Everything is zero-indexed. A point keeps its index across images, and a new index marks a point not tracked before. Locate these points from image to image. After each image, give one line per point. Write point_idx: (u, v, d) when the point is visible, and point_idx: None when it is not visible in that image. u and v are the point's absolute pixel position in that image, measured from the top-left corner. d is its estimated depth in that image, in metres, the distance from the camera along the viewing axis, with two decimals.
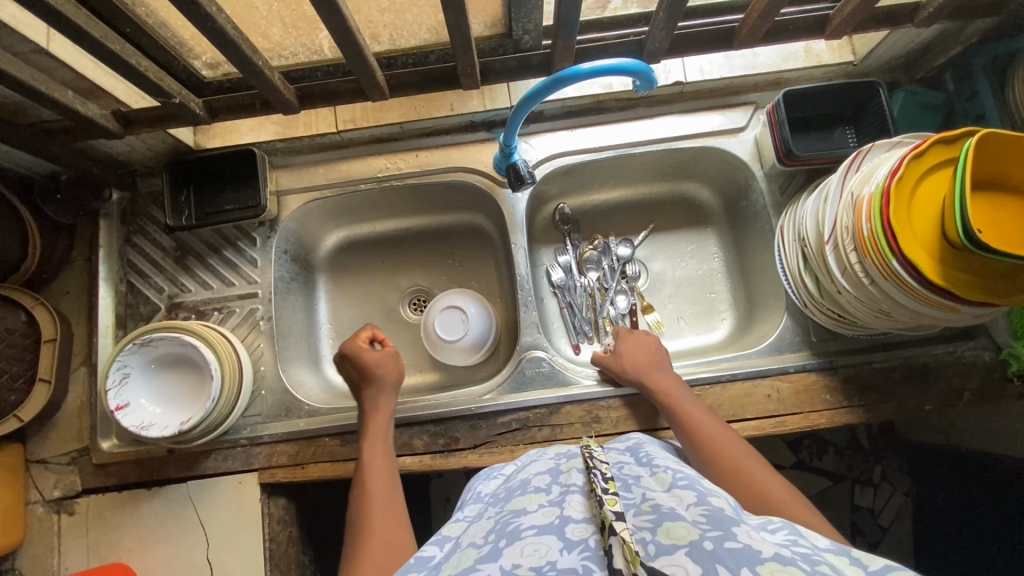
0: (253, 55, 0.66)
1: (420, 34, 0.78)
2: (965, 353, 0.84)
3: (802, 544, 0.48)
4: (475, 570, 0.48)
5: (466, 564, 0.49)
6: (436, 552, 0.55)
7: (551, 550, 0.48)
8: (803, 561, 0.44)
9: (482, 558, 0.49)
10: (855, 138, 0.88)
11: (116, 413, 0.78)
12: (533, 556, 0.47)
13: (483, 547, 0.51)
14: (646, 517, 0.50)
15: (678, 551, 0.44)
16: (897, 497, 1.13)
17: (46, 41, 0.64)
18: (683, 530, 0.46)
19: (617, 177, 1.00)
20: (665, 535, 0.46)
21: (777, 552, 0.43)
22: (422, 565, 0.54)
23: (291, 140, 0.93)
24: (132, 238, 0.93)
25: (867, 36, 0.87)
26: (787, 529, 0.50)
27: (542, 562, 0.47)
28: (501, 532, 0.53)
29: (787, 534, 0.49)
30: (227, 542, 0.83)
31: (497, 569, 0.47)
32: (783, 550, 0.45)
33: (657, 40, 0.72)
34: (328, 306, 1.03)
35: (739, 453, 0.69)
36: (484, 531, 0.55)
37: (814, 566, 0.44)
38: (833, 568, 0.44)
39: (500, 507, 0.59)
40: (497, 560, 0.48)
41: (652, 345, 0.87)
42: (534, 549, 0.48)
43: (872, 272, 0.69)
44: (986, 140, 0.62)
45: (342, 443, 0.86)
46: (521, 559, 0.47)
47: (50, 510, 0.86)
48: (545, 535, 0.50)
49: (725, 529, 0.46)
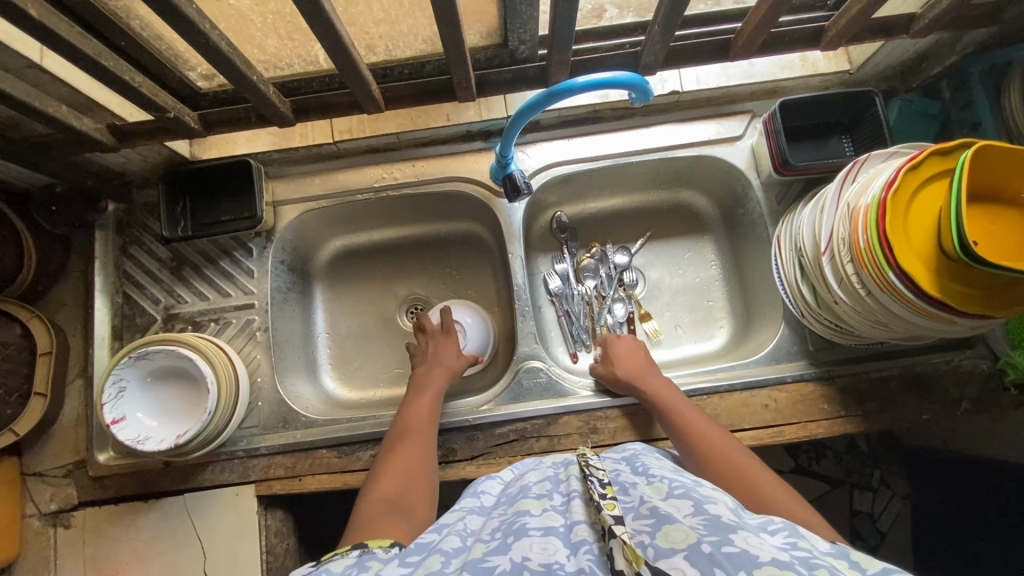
0: (248, 69, 0.66)
1: (416, 45, 0.77)
2: (963, 362, 0.84)
3: (800, 547, 0.48)
4: (485, 562, 0.48)
5: (474, 556, 0.49)
6: (435, 536, 0.56)
7: (558, 551, 0.48)
8: (800, 565, 0.44)
9: (491, 551, 0.49)
10: (850, 147, 0.89)
11: (112, 427, 0.79)
12: (543, 553, 0.48)
13: (491, 542, 0.51)
14: (644, 521, 0.50)
15: (676, 555, 0.44)
16: (896, 502, 1.12)
17: (39, 57, 0.63)
18: (680, 533, 0.47)
19: (614, 185, 1.00)
20: (663, 539, 0.47)
21: (775, 557, 0.43)
22: (423, 548, 0.54)
23: (288, 151, 0.93)
24: (128, 248, 0.92)
25: (863, 45, 0.87)
26: (785, 531, 0.50)
27: (551, 559, 0.47)
28: (508, 529, 0.52)
29: (787, 537, 0.49)
30: (223, 556, 0.83)
31: (507, 562, 0.47)
32: (780, 553, 0.45)
33: (653, 53, 0.72)
34: (326, 315, 1.03)
35: (736, 456, 0.69)
36: (490, 528, 0.55)
37: (812, 570, 0.43)
38: (832, 571, 0.44)
39: (505, 508, 0.59)
40: (507, 553, 0.48)
41: (640, 351, 0.87)
42: (542, 547, 0.49)
43: (869, 283, 0.69)
44: (982, 153, 0.62)
45: (339, 454, 0.86)
46: (530, 553, 0.48)
47: (47, 524, 0.85)
48: (550, 537, 0.50)
49: (722, 534, 0.46)
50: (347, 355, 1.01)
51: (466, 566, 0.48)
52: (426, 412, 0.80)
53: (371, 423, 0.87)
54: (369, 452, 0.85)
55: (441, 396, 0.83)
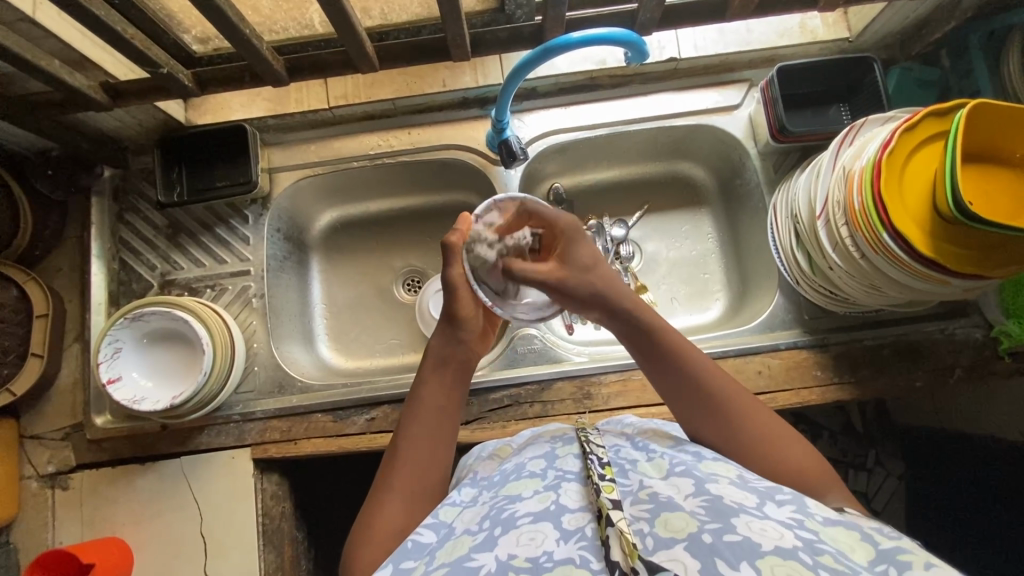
0: (241, 23, 0.66)
1: (411, 8, 0.77)
2: (957, 331, 0.85)
3: (807, 527, 0.47)
4: (471, 561, 0.48)
5: (460, 553, 0.49)
6: (431, 538, 0.54)
7: (547, 540, 0.48)
8: (804, 552, 0.43)
9: (477, 547, 0.49)
10: (849, 115, 0.88)
11: (109, 387, 0.79)
12: (529, 545, 0.48)
13: (478, 535, 0.51)
14: (643, 507, 0.49)
15: (677, 545, 0.44)
16: (891, 482, 1.08)
17: (33, 10, 0.64)
18: (681, 521, 0.46)
19: (611, 155, 0.99)
20: (663, 527, 0.46)
21: (777, 545, 0.43)
22: (419, 552, 0.53)
23: (283, 117, 0.92)
24: (125, 215, 0.93)
25: (863, 11, 0.87)
26: (794, 504, 0.50)
27: (538, 552, 0.47)
28: (496, 519, 0.52)
29: (793, 513, 0.48)
30: (220, 517, 0.84)
31: (493, 561, 0.47)
32: (784, 537, 0.44)
33: (649, 11, 0.72)
34: (322, 285, 1.03)
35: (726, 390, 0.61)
36: (478, 516, 0.54)
37: (818, 556, 0.43)
38: (837, 558, 0.43)
39: (494, 492, 0.57)
40: (492, 550, 0.48)
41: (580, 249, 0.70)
42: (530, 538, 0.48)
43: (863, 246, 0.69)
44: (979, 113, 0.63)
45: (334, 419, 0.86)
46: (517, 549, 0.48)
47: (45, 485, 0.86)
48: (540, 523, 0.50)
49: (724, 521, 0.45)
50: (344, 324, 1.01)
51: (451, 565, 0.48)
52: (443, 395, 0.67)
53: (367, 388, 0.87)
54: (365, 416, 0.86)
55: (460, 375, 0.68)
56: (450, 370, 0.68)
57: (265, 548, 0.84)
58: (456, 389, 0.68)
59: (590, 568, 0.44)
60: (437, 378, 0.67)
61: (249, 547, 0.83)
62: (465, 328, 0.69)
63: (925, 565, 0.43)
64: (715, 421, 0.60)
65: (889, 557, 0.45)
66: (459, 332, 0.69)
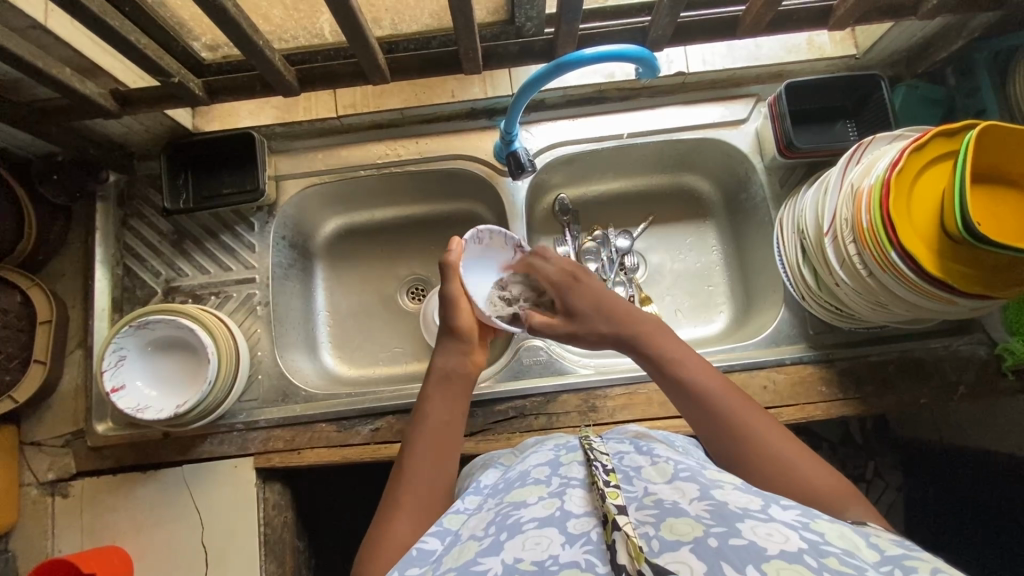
0: (254, 34, 0.66)
1: (421, 18, 0.77)
2: (961, 348, 0.85)
3: (813, 529, 0.46)
4: (477, 565, 0.47)
5: (468, 558, 0.49)
6: (436, 545, 0.54)
7: (553, 544, 0.47)
8: (809, 555, 0.42)
9: (484, 551, 0.48)
10: (855, 133, 0.88)
11: (111, 395, 0.79)
12: (535, 550, 0.47)
13: (484, 540, 0.50)
14: (648, 512, 0.48)
15: (683, 547, 0.43)
16: (889, 493, 1.12)
17: (44, 17, 0.64)
18: (686, 525, 0.45)
19: (617, 167, 1.00)
20: (668, 531, 0.45)
21: (782, 549, 0.42)
22: (423, 559, 0.52)
23: (291, 125, 0.92)
24: (129, 221, 0.92)
25: (869, 29, 0.87)
26: (799, 509, 0.49)
27: (544, 556, 0.46)
28: (502, 524, 0.52)
29: (799, 516, 0.48)
30: (222, 525, 0.83)
31: (499, 564, 0.46)
32: (789, 541, 0.44)
33: (661, 28, 0.72)
34: (326, 293, 1.02)
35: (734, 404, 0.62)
36: (484, 522, 0.54)
37: (822, 559, 0.42)
38: (842, 561, 0.42)
39: (500, 498, 0.57)
40: (499, 554, 0.48)
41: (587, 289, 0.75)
42: (536, 542, 0.48)
43: (871, 264, 0.69)
44: (987, 133, 0.63)
45: (339, 428, 0.86)
46: (523, 553, 0.47)
47: (45, 492, 0.85)
48: (546, 528, 0.49)
49: (729, 526, 0.45)
50: (349, 332, 1.01)
51: (458, 570, 0.47)
52: (446, 409, 0.69)
53: (371, 398, 0.87)
54: (369, 426, 0.86)
55: (460, 398, 0.71)
56: (451, 389, 0.71)
57: (267, 558, 0.84)
58: (459, 403, 0.70)
59: (596, 572, 0.44)
60: (441, 391, 0.70)
61: (252, 557, 0.82)
62: (465, 340, 0.73)
63: (932, 569, 0.42)
64: (711, 423, 0.62)
65: (896, 561, 0.44)
66: (461, 346, 0.73)
